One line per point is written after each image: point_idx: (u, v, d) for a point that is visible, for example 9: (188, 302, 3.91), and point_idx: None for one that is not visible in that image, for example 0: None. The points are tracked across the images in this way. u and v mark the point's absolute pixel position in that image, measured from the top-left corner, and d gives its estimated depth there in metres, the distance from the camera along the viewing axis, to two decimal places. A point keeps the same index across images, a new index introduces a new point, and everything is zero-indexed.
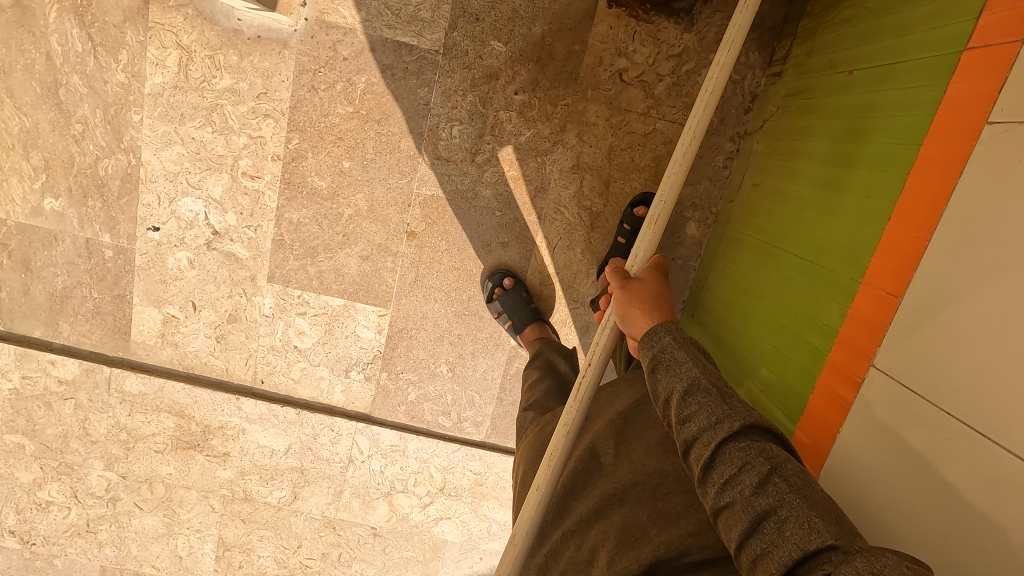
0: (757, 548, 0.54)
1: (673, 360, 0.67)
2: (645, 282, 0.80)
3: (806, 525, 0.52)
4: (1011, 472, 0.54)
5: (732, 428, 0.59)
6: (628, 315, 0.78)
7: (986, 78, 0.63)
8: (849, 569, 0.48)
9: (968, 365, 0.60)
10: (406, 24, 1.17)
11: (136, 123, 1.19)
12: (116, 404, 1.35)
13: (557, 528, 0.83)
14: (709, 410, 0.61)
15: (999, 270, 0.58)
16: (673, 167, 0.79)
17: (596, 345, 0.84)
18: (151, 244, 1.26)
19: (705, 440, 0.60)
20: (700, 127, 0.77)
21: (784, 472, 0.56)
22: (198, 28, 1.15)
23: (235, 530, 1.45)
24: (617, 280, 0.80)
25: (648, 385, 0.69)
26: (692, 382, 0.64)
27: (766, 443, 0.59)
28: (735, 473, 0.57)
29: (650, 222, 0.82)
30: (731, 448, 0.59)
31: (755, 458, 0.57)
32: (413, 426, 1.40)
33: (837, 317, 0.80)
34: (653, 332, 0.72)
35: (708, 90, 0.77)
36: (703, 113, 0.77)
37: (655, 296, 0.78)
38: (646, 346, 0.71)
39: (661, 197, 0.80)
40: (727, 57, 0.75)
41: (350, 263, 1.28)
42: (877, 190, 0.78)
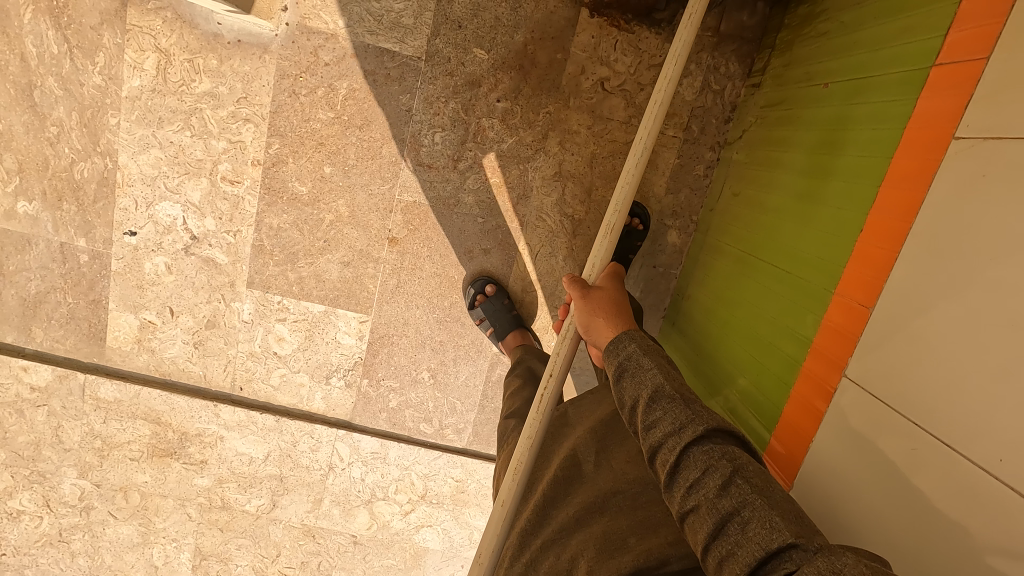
0: (722, 549, 0.54)
1: (638, 367, 0.68)
2: (605, 291, 0.81)
3: (768, 525, 0.53)
4: (977, 485, 0.55)
5: (696, 432, 0.60)
6: (591, 325, 0.78)
7: (952, 94, 0.64)
8: (810, 569, 0.48)
9: (937, 377, 0.60)
10: (388, 30, 1.17)
11: (113, 126, 1.17)
12: (90, 411, 1.33)
13: (537, 536, 0.82)
14: (673, 416, 0.62)
15: (965, 283, 0.59)
16: (625, 178, 0.80)
17: (555, 357, 0.82)
18: (128, 249, 1.24)
19: (670, 445, 0.60)
20: (651, 138, 0.78)
21: (747, 474, 0.57)
22: (177, 32, 1.14)
23: (212, 539, 1.43)
24: (577, 291, 0.80)
25: (615, 393, 0.70)
26: (656, 389, 0.65)
27: (728, 446, 0.60)
28: (699, 477, 0.58)
29: (604, 232, 0.82)
30: (696, 451, 0.59)
31: (718, 461, 0.58)
32: (394, 433, 1.39)
33: (812, 327, 0.81)
34: (618, 341, 0.72)
35: (656, 102, 0.78)
36: (652, 125, 0.78)
37: (615, 305, 0.79)
38: (612, 355, 0.71)
39: (615, 207, 0.81)
40: (674, 70, 0.76)
41: (330, 269, 1.28)
42: (851, 202, 0.79)
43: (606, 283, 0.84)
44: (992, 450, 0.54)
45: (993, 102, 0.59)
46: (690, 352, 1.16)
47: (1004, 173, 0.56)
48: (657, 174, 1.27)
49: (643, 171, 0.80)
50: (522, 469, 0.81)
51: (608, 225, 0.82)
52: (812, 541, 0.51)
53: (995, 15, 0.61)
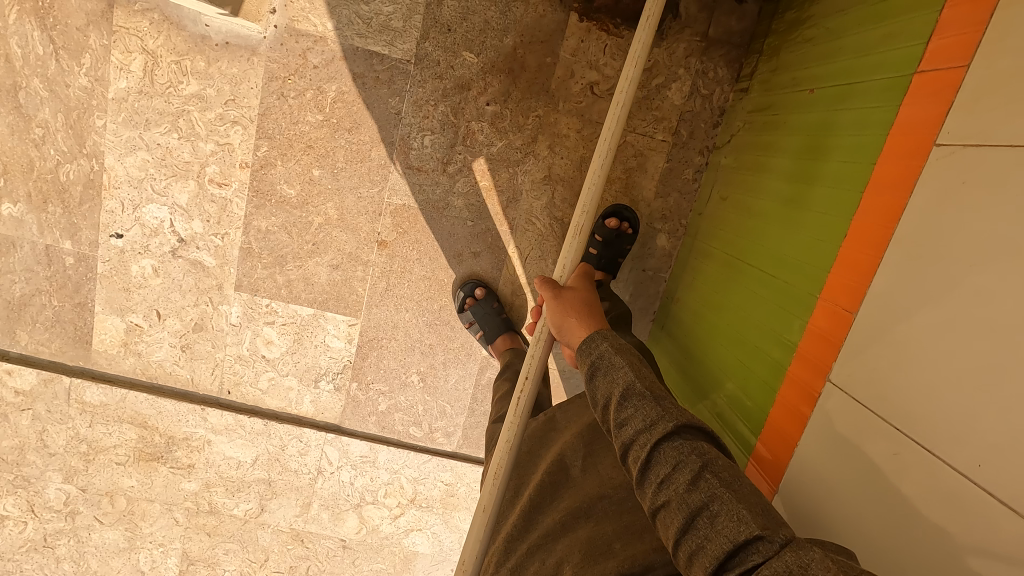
0: (692, 544, 0.55)
1: (610, 365, 0.68)
2: (576, 291, 0.81)
3: (736, 517, 0.53)
4: (957, 490, 0.55)
5: (666, 428, 0.59)
6: (564, 326, 0.78)
7: (934, 101, 0.65)
8: (779, 563, 0.49)
9: (919, 382, 0.61)
10: (376, 33, 1.16)
11: (99, 128, 1.16)
12: (76, 416, 1.32)
13: (523, 541, 0.82)
14: (644, 413, 0.62)
15: (945, 289, 0.59)
16: (591, 179, 0.80)
17: (531, 360, 0.82)
18: (114, 251, 1.23)
19: (641, 442, 0.60)
20: (614, 139, 0.78)
21: (716, 468, 0.57)
22: (164, 33, 1.13)
23: (200, 544, 1.42)
24: (549, 292, 0.80)
25: (588, 392, 0.70)
26: (627, 387, 0.65)
27: (698, 441, 0.60)
28: (669, 473, 0.58)
29: (574, 234, 0.82)
30: (666, 447, 0.59)
31: (688, 456, 0.58)
32: (384, 436, 1.39)
33: (797, 332, 0.81)
34: (591, 340, 0.72)
35: (618, 103, 0.78)
36: (614, 126, 0.78)
37: (587, 305, 0.79)
38: (585, 354, 0.71)
39: (583, 209, 0.81)
40: (634, 72, 0.77)
41: (320, 272, 1.27)
42: (835, 207, 0.79)
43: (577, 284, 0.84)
44: (971, 455, 0.54)
45: (973, 110, 0.59)
46: (679, 356, 1.17)
47: (984, 180, 0.57)
48: (646, 178, 1.27)
49: (608, 172, 0.79)
50: (502, 472, 0.81)
51: (577, 227, 0.82)
52: (777, 531, 0.53)
53: (975, 23, 0.61)
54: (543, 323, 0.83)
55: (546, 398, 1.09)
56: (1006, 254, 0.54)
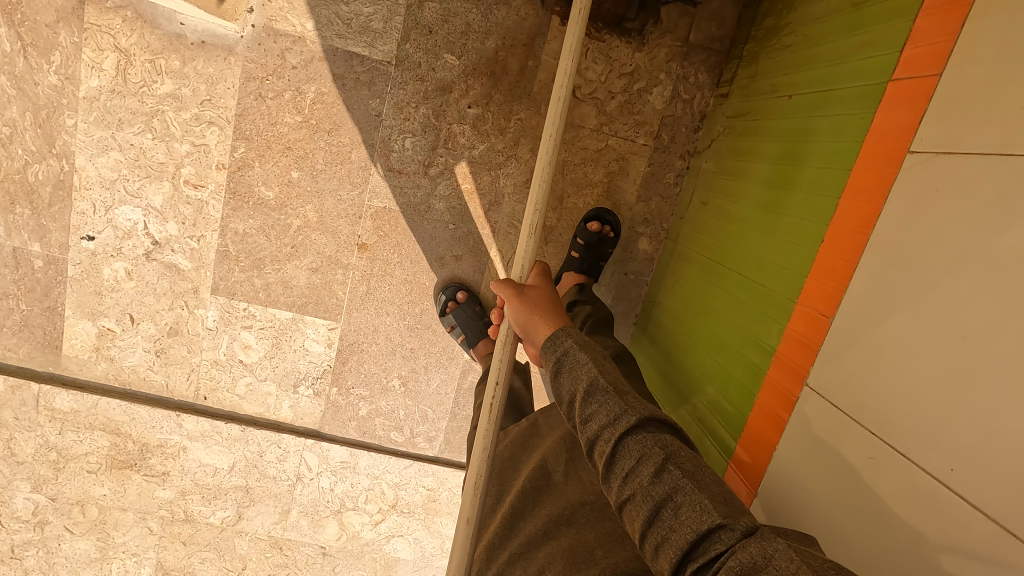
0: (657, 536, 0.55)
1: (574, 363, 0.68)
2: (538, 289, 0.79)
3: (699, 507, 0.54)
4: (931, 495, 0.56)
5: (630, 422, 0.60)
6: (530, 324, 0.76)
7: (908, 109, 0.65)
8: (744, 554, 0.49)
9: (893, 387, 0.61)
10: (357, 34, 1.15)
11: (70, 127, 1.13)
12: (45, 423, 1.28)
13: (504, 549, 0.81)
14: (608, 408, 0.62)
15: (919, 293, 0.60)
16: (538, 176, 0.76)
17: (498, 363, 0.79)
18: (86, 254, 1.20)
19: (606, 436, 0.60)
20: (558, 134, 0.75)
21: (679, 460, 0.58)
22: (137, 31, 1.10)
23: (175, 553, 1.39)
24: (511, 291, 0.77)
25: (553, 390, 0.69)
26: (591, 383, 0.65)
27: (661, 434, 0.60)
28: (633, 466, 0.58)
29: (526, 232, 0.79)
30: (630, 440, 0.59)
31: (651, 449, 0.58)
32: (364, 442, 1.37)
33: (776, 336, 0.82)
34: (555, 337, 0.71)
35: (557, 97, 0.74)
36: (556, 122, 0.75)
37: (550, 303, 0.77)
38: (549, 352, 0.70)
39: (532, 207, 0.77)
40: (571, 66, 0.73)
41: (298, 275, 1.25)
42: (812, 213, 0.80)
43: (536, 281, 0.82)
44: (945, 459, 0.55)
45: (945, 118, 0.60)
46: (660, 360, 1.17)
47: (956, 188, 0.58)
48: (628, 181, 1.28)
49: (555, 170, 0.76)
50: (482, 477, 0.77)
51: (529, 226, 0.78)
52: (739, 520, 0.53)
53: (947, 33, 0.62)
54: (505, 324, 0.80)
55: (528, 404, 1.08)
56: (978, 261, 0.54)
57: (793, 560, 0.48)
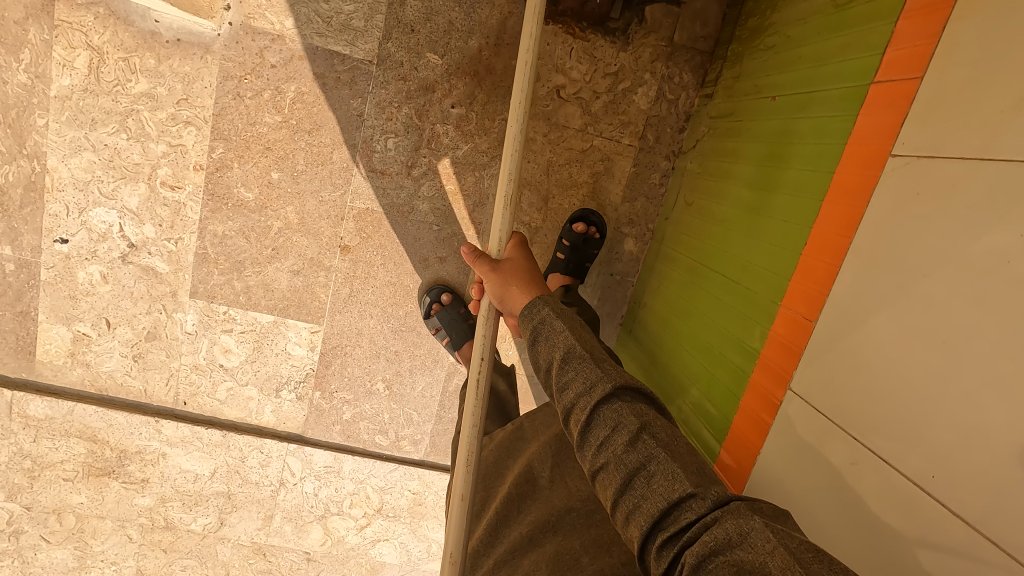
0: (629, 504, 0.55)
1: (551, 331, 0.68)
2: (513, 261, 0.81)
3: (671, 476, 0.54)
4: (911, 501, 0.56)
5: (605, 389, 0.60)
6: (506, 296, 0.77)
7: (889, 112, 0.65)
8: (719, 529, 0.48)
9: (873, 391, 0.61)
10: (337, 32, 1.13)
11: (41, 127, 1.10)
12: (19, 431, 1.25)
13: (489, 557, 0.81)
14: (584, 375, 0.63)
15: (900, 297, 0.60)
16: (510, 148, 0.74)
17: (481, 340, 0.78)
18: (59, 257, 1.17)
19: (582, 405, 0.61)
20: (527, 101, 0.73)
21: (654, 430, 0.58)
22: (110, 29, 1.07)
23: (155, 561, 1.37)
24: (486, 266, 0.79)
25: (531, 357, 0.70)
26: (568, 350, 0.65)
27: (637, 403, 0.60)
28: (609, 434, 0.58)
29: (501, 206, 0.77)
30: (605, 409, 0.59)
31: (626, 417, 0.58)
32: (348, 446, 1.35)
33: (759, 338, 0.82)
34: (532, 306, 0.71)
35: (524, 62, 0.73)
36: (524, 87, 0.73)
37: (526, 274, 0.79)
38: (527, 320, 0.71)
39: (507, 176, 0.75)
40: (535, 28, 0.72)
41: (280, 278, 1.23)
42: (795, 215, 0.79)
43: (513, 253, 0.83)
44: (925, 465, 0.55)
45: (926, 122, 0.60)
46: (644, 361, 1.17)
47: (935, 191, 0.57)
48: (613, 181, 1.27)
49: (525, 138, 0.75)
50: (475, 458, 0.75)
51: (504, 195, 0.76)
52: (710, 490, 0.53)
53: (928, 36, 0.62)
54: (486, 301, 0.81)
55: (514, 408, 1.08)
56: (957, 265, 0.54)
57: (769, 539, 0.46)
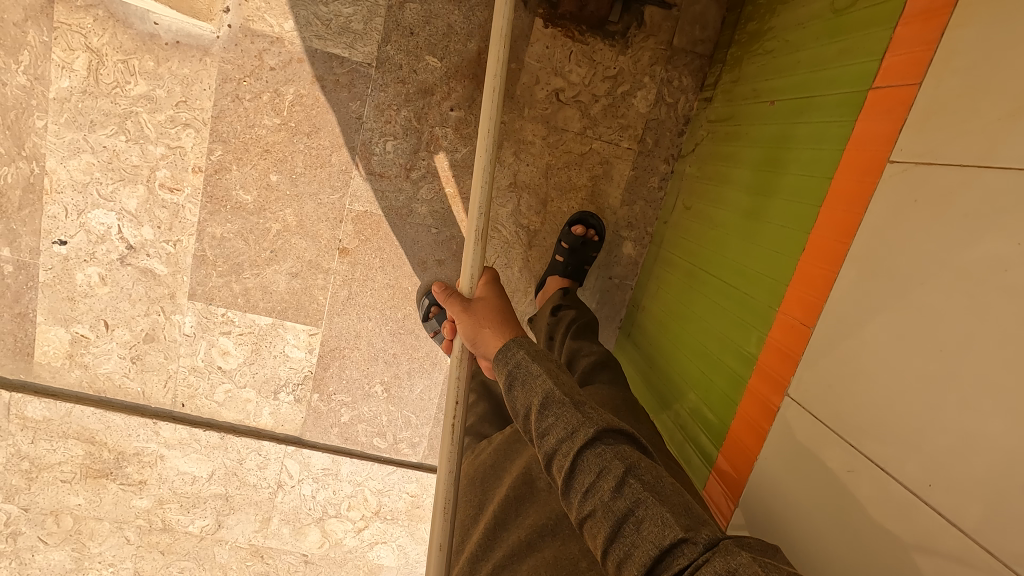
0: (620, 552, 0.55)
1: (527, 375, 0.67)
2: (484, 300, 0.82)
3: (660, 521, 0.54)
4: (909, 509, 0.55)
5: (587, 435, 0.59)
6: (479, 336, 0.78)
7: (888, 118, 0.65)
8: (708, 569, 0.49)
9: (870, 398, 0.61)
10: (336, 35, 1.13)
11: (39, 129, 1.10)
12: (17, 432, 1.26)
13: (487, 561, 0.80)
14: (565, 421, 0.61)
15: (898, 305, 0.60)
16: (479, 176, 0.75)
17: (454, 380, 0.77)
18: (57, 259, 1.17)
19: (565, 451, 0.59)
20: (495, 128, 0.74)
21: (639, 472, 0.57)
22: (109, 31, 1.07)
23: (152, 563, 1.36)
24: (459, 306, 0.80)
25: (508, 403, 0.69)
26: (546, 395, 0.64)
27: (621, 446, 0.60)
28: (594, 481, 0.57)
29: (472, 241, 0.79)
30: (588, 454, 0.58)
31: (611, 462, 0.57)
32: (346, 448, 1.35)
33: (756, 344, 0.81)
34: (506, 348, 0.71)
35: (492, 86, 0.74)
36: (492, 112, 0.74)
37: (498, 314, 0.80)
38: (501, 364, 0.70)
39: (476, 211, 0.77)
40: (502, 50, 0.73)
41: (278, 280, 1.23)
42: (793, 221, 0.79)
43: (485, 292, 0.85)
44: (922, 474, 0.54)
45: (924, 128, 0.60)
46: (643, 365, 1.17)
47: (932, 197, 0.57)
48: (612, 185, 1.27)
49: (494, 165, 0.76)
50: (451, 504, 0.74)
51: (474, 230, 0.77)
52: (700, 532, 0.53)
53: (927, 42, 0.61)
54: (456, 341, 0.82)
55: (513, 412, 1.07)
56: (954, 274, 0.54)
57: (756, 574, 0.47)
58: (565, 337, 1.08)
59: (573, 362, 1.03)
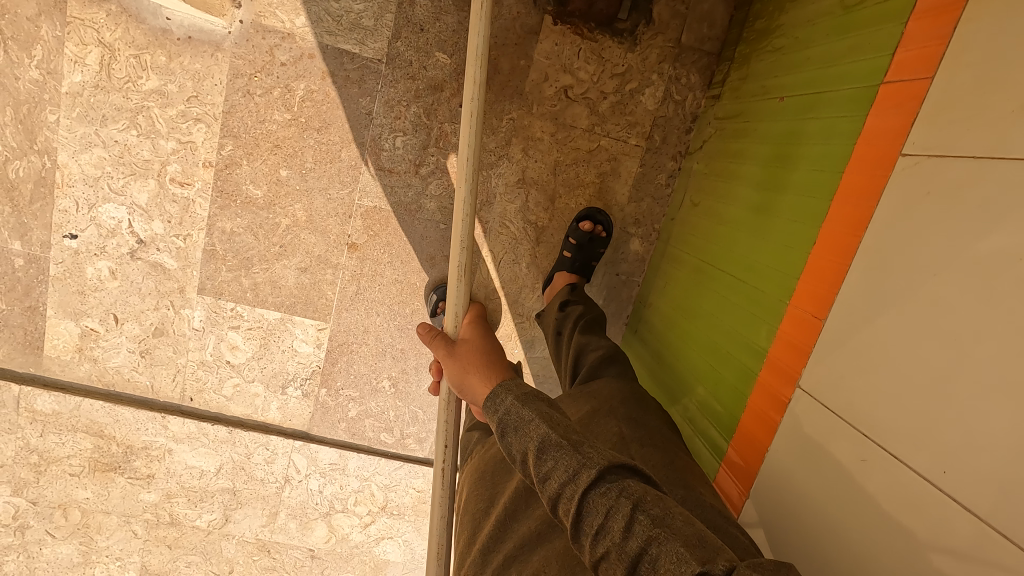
0: None
1: (519, 420, 0.66)
2: (469, 343, 0.82)
3: (676, 558, 0.52)
4: (923, 503, 0.56)
5: (590, 475, 0.57)
6: (467, 383, 0.77)
7: (899, 114, 0.66)
8: None
9: (883, 392, 0.62)
10: (347, 31, 1.14)
11: (51, 124, 1.11)
12: (26, 425, 1.26)
13: (497, 552, 0.81)
14: (565, 464, 0.60)
15: (909, 297, 0.60)
16: (460, 211, 0.77)
17: (444, 427, 0.87)
18: (68, 253, 1.17)
19: (568, 494, 0.58)
20: (473, 157, 0.76)
21: (647, 506, 0.56)
22: (122, 26, 1.08)
23: (160, 557, 1.37)
24: (442, 351, 0.80)
25: (503, 450, 0.68)
26: (542, 440, 0.62)
27: (625, 481, 0.58)
28: (603, 522, 0.55)
29: (456, 279, 0.80)
30: (594, 495, 0.57)
31: (617, 501, 0.56)
32: (354, 443, 1.36)
33: (766, 337, 0.82)
34: (495, 395, 0.70)
35: (470, 110, 0.75)
36: (471, 139, 0.76)
37: (482, 357, 0.79)
38: (491, 412, 0.69)
39: (459, 243, 0.79)
40: (478, 73, 0.74)
41: (287, 275, 1.23)
42: (803, 215, 0.80)
43: (468, 333, 0.84)
44: (935, 462, 0.55)
45: (936, 122, 0.60)
46: (650, 361, 1.18)
47: (945, 193, 0.58)
48: (619, 182, 1.27)
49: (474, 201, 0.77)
50: None
51: (458, 264, 0.79)
52: (717, 562, 0.52)
53: (937, 38, 0.62)
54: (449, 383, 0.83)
55: None
56: (965, 265, 0.55)
57: None
58: (573, 332, 1.09)
59: (580, 357, 1.03)
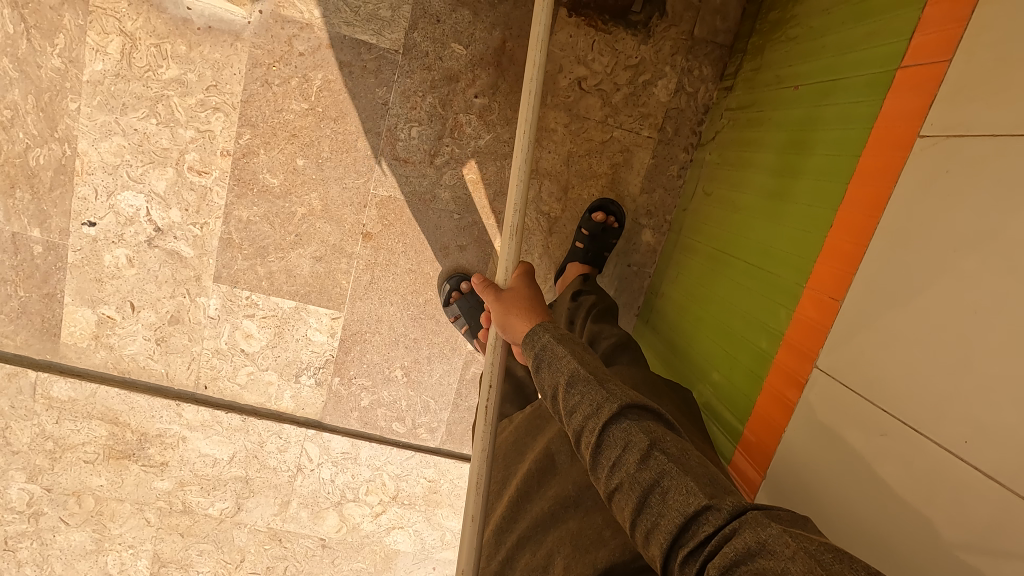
0: (647, 523, 0.54)
1: (553, 356, 0.68)
2: (516, 289, 0.80)
3: (685, 490, 0.53)
4: (950, 494, 0.55)
5: (612, 410, 0.59)
6: (508, 324, 0.77)
7: (918, 94, 0.66)
8: (735, 538, 0.48)
9: (913, 377, 0.61)
10: (364, 21, 1.15)
11: (72, 111, 1.12)
12: (42, 412, 1.27)
13: (512, 532, 0.80)
14: (591, 398, 0.61)
15: (929, 272, 0.61)
16: (515, 177, 0.76)
17: (490, 367, 0.80)
18: (86, 240, 1.19)
19: (591, 427, 0.60)
20: (531, 130, 0.75)
21: (665, 445, 0.58)
22: (143, 15, 1.10)
23: (172, 545, 1.37)
24: (489, 293, 0.79)
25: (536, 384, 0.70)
26: (572, 374, 0.64)
27: (645, 421, 0.60)
28: (620, 455, 0.57)
29: (507, 235, 0.79)
30: (614, 429, 0.59)
31: (636, 436, 0.58)
32: (366, 433, 1.36)
33: (784, 320, 0.83)
34: (532, 332, 0.72)
35: (529, 90, 0.75)
36: (529, 115, 0.75)
37: (528, 299, 0.78)
38: (529, 346, 0.71)
39: (513, 207, 0.77)
40: (540, 57, 0.74)
41: (303, 264, 1.25)
42: (819, 199, 0.81)
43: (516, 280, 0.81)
44: (957, 431, 0.56)
45: (955, 101, 0.61)
46: (662, 349, 1.19)
47: (977, 177, 0.57)
48: (632, 174, 1.29)
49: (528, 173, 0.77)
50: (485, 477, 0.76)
51: (510, 228, 0.78)
52: (725, 500, 0.52)
53: (955, 20, 0.63)
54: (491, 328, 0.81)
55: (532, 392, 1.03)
56: (986, 237, 0.56)
57: (789, 544, 0.46)
58: (586, 320, 1.09)
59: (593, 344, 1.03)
